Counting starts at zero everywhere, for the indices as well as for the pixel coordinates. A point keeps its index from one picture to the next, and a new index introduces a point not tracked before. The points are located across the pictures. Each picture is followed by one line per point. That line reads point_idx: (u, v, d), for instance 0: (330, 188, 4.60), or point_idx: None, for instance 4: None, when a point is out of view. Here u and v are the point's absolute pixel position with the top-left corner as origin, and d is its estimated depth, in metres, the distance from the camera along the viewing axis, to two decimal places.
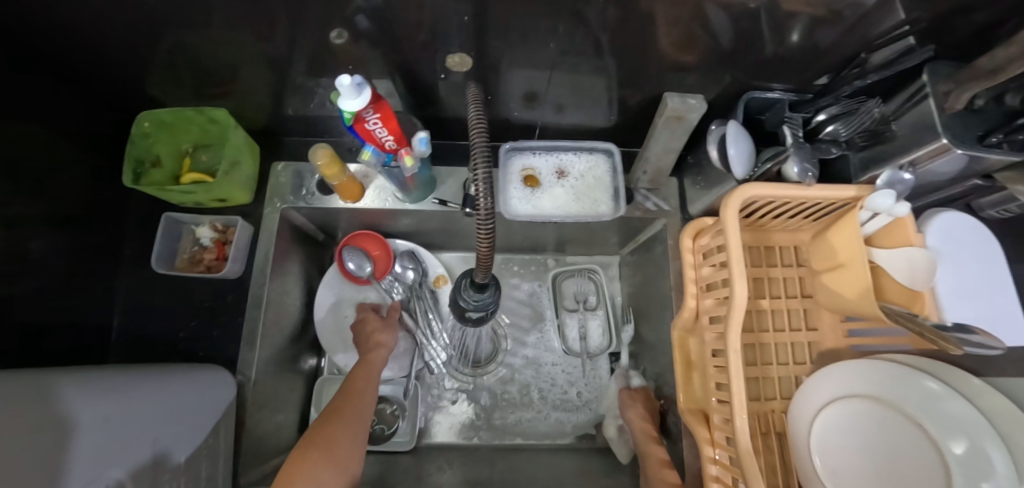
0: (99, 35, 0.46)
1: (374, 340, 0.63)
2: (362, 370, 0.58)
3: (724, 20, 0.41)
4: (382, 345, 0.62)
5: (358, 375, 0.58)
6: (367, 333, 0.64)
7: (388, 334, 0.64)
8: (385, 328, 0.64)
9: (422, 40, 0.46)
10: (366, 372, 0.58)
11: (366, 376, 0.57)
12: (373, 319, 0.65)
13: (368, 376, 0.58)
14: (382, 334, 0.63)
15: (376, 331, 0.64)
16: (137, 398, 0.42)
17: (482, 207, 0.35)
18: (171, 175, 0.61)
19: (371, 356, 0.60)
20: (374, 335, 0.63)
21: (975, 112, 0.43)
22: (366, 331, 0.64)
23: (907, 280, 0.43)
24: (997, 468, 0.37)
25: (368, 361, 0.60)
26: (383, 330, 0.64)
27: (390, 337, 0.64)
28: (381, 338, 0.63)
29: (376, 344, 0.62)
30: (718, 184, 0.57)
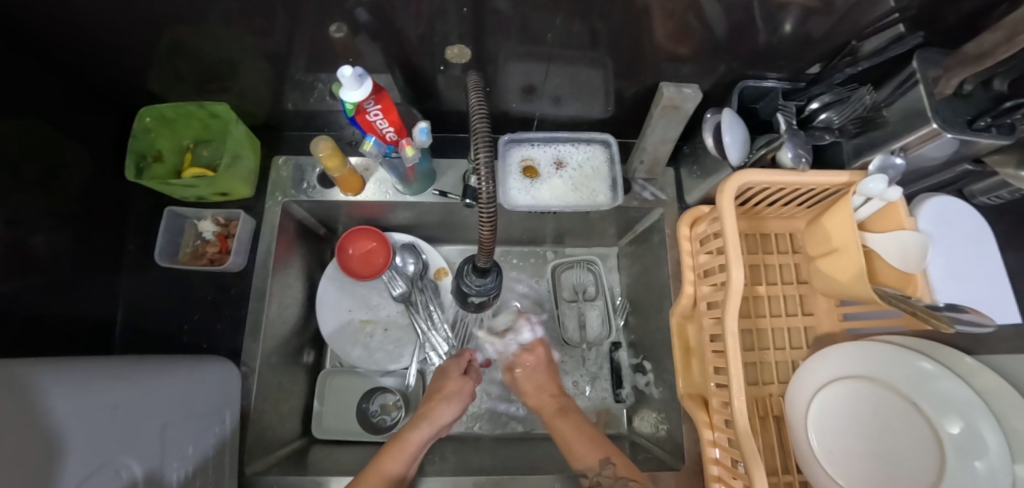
0: (101, 32, 0.46)
1: (426, 411, 0.57)
2: (388, 458, 0.51)
3: (718, 10, 0.42)
4: (428, 422, 0.56)
5: (378, 468, 0.50)
6: (438, 384, 0.61)
7: (444, 411, 0.58)
8: (445, 401, 0.59)
9: (421, 33, 0.46)
10: (392, 463, 0.51)
11: (387, 470, 0.50)
12: (454, 377, 0.61)
13: (392, 467, 0.50)
14: (438, 409, 0.57)
15: (436, 401, 0.59)
16: (147, 385, 0.42)
17: (483, 194, 0.36)
18: (172, 170, 0.61)
19: (409, 436, 0.54)
20: (433, 404, 0.58)
21: (964, 97, 0.44)
22: (435, 393, 0.60)
23: (901, 262, 0.44)
24: (991, 446, 0.37)
25: (404, 440, 0.53)
26: (444, 403, 0.58)
27: (443, 417, 0.57)
28: (441, 412, 0.58)
29: (425, 421, 0.56)
30: (715, 172, 0.58)
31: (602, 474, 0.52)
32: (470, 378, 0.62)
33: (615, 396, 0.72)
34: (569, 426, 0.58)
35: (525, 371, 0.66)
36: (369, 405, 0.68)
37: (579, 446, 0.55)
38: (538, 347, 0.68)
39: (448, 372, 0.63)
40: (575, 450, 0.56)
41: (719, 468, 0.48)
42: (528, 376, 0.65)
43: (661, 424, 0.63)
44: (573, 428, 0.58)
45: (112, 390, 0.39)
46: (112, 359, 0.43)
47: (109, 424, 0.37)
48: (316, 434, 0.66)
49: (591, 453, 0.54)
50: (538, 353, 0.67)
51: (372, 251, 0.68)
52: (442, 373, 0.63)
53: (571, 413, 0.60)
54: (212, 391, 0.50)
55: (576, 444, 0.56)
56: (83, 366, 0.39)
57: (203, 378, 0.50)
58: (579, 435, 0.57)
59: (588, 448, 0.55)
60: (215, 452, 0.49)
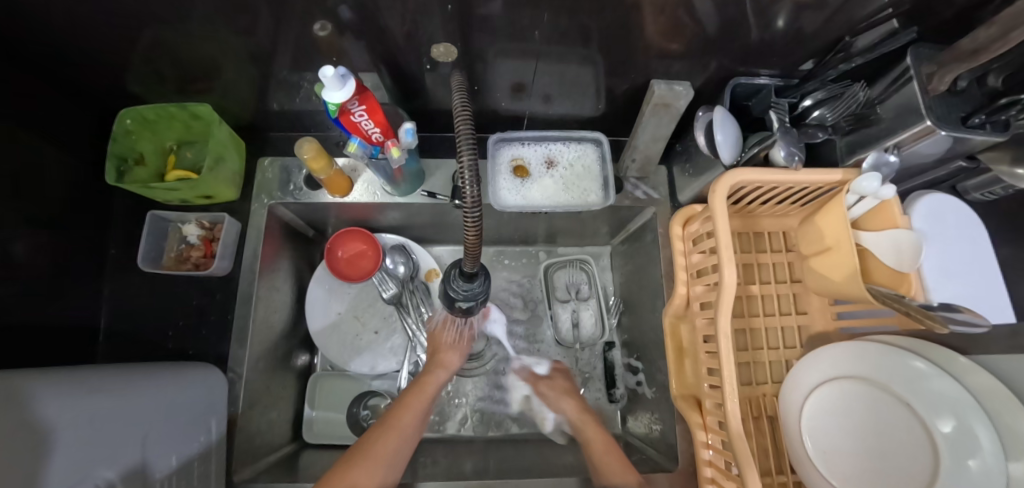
0: (76, 32, 0.45)
1: (438, 359, 0.63)
2: (413, 397, 0.58)
3: (709, 5, 0.41)
4: (442, 368, 0.62)
5: (406, 406, 0.57)
6: (437, 346, 0.65)
7: (453, 357, 0.63)
8: (451, 349, 0.64)
9: (406, 31, 0.45)
10: (416, 401, 0.58)
11: (413, 408, 0.57)
12: (451, 332, 0.65)
13: (418, 405, 0.58)
14: (448, 355, 0.63)
15: (443, 351, 0.64)
16: (128, 395, 0.41)
17: (469, 197, 0.35)
18: (155, 173, 0.60)
19: (427, 379, 0.61)
20: (441, 352, 0.64)
21: (958, 94, 0.43)
22: (438, 343, 0.65)
23: (894, 261, 0.43)
24: (984, 445, 0.37)
25: (423, 382, 0.60)
26: (450, 350, 0.64)
27: (454, 362, 0.63)
28: (448, 359, 0.63)
29: (438, 366, 0.62)
30: (707, 171, 0.57)
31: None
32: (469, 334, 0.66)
33: (609, 396, 0.71)
34: (601, 441, 0.58)
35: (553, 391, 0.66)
36: (360, 409, 0.66)
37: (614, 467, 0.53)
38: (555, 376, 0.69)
39: (446, 329, 0.65)
40: (607, 468, 0.53)
41: (713, 470, 0.48)
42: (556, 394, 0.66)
43: (654, 424, 0.63)
44: (604, 445, 0.57)
45: (91, 400, 0.38)
46: (93, 369, 0.42)
47: (89, 435, 0.36)
48: (307, 439, 0.65)
49: (627, 473, 0.52)
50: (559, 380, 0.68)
51: (361, 254, 0.67)
52: (437, 328, 0.66)
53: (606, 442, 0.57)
54: (197, 398, 0.49)
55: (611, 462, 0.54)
56: (62, 376, 0.38)
57: (188, 385, 0.49)
58: (613, 454, 0.55)
59: (625, 472, 0.52)
60: (200, 460, 0.48)
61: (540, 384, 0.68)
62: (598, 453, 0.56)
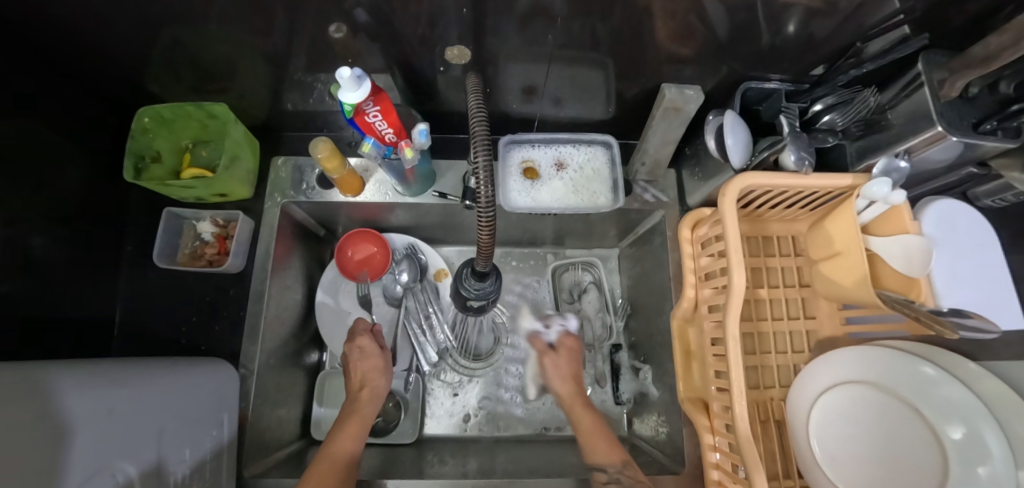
0: (98, 31, 0.46)
1: (370, 388, 0.60)
2: (352, 426, 0.55)
3: (722, 10, 0.41)
4: (373, 395, 0.59)
5: (343, 433, 0.54)
6: (360, 372, 0.61)
7: (380, 381, 0.61)
8: (379, 373, 0.61)
9: (420, 34, 0.46)
10: (358, 429, 0.55)
11: (355, 434, 0.54)
12: (372, 355, 0.62)
13: (360, 431, 0.54)
14: (376, 382, 0.60)
15: (371, 377, 0.61)
16: (144, 388, 0.42)
17: (483, 198, 0.35)
18: (171, 171, 0.61)
19: (363, 408, 0.57)
20: (369, 380, 0.60)
21: (970, 100, 0.43)
22: (359, 372, 0.61)
23: (904, 267, 0.43)
24: (993, 452, 0.37)
25: (359, 413, 0.57)
26: (379, 376, 0.61)
27: (381, 387, 0.60)
28: (377, 385, 0.60)
29: (370, 394, 0.59)
30: (716, 175, 0.57)
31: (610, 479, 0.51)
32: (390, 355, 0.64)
33: (615, 398, 0.72)
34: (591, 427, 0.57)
35: (553, 357, 0.64)
36: None
37: (597, 446, 0.55)
38: (567, 343, 0.66)
39: (368, 355, 0.62)
40: (595, 447, 0.55)
41: (720, 473, 0.48)
42: (557, 364, 0.64)
43: (661, 427, 0.63)
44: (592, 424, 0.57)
45: (106, 392, 0.38)
46: (108, 362, 0.43)
47: (106, 426, 0.37)
48: (315, 436, 0.66)
49: (612, 452, 0.54)
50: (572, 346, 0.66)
51: (371, 255, 0.68)
52: (357, 353, 0.62)
53: (596, 422, 0.58)
54: (209, 393, 0.50)
55: (592, 437, 0.56)
56: (82, 367, 0.39)
57: (201, 381, 0.50)
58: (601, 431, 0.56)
59: (607, 448, 0.54)
60: (212, 455, 0.49)
61: (545, 357, 0.65)
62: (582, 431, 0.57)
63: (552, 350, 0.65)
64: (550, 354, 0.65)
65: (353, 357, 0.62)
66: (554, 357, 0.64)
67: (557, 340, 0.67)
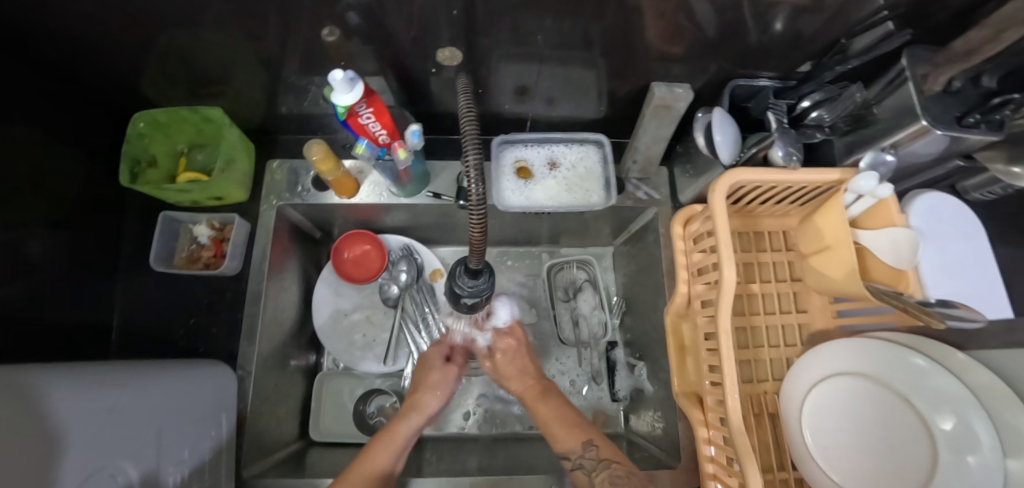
0: (93, 37, 0.46)
1: (415, 402, 0.60)
2: (380, 445, 0.52)
3: (709, 9, 0.42)
4: (418, 412, 0.59)
5: (372, 454, 0.51)
6: (420, 376, 0.63)
7: (431, 400, 0.61)
8: (432, 391, 0.62)
9: (413, 36, 0.46)
10: (383, 450, 0.52)
11: (379, 458, 0.51)
12: (437, 368, 0.64)
13: (385, 455, 0.51)
14: (425, 400, 0.60)
15: (422, 392, 0.61)
16: (142, 390, 0.43)
17: (474, 196, 0.36)
18: (167, 176, 0.62)
19: (398, 426, 0.56)
20: (419, 394, 0.61)
21: (953, 94, 0.44)
22: (418, 384, 0.63)
23: (892, 259, 0.44)
24: (983, 441, 0.38)
25: (394, 430, 0.55)
26: (429, 392, 0.61)
27: (431, 406, 0.60)
28: (428, 403, 0.60)
29: (416, 410, 0.59)
30: (707, 172, 0.58)
31: (576, 464, 0.52)
32: (452, 370, 0.64)
33: (612, 395, 0.72)
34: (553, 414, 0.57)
35: (504, 355, 0.65)
36: (366, 406, 0.68)
37: (561, 431, 0.55)
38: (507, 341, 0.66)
39: (432, 367, 0.64)
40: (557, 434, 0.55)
41: (715, 467, 0.48)
42: (508, 359, 0.65)
43: (657, 422, 0.63)
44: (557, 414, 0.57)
45: (104, 394, 0.39)
46: (106, 365, 0.43)
47: (103, 429, 0.37)
48: (314, 437, 0.66)
49: (573, 436, 0.54)
50: (515, 335, 0.67)
51: (366, 254, 0.69)
52: (425, 363, 0.64)
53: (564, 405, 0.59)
54: (207, 395, 0.50)
55: (557, 428, 0.56)
56: (80, 371, 0.39)
57: (199, 383, 0.50)
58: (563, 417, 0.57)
59: (566, 433, 0.55)
60: (211, 457, 0.49)
61: (489, 361, 0.65)
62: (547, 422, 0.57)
63: (502, 333, 0.67)
64: (493, 357, 0.65)
65: (421, 363, 0.65)
66: (506, 341, 0.66)
67: (493, 343, 0.67)
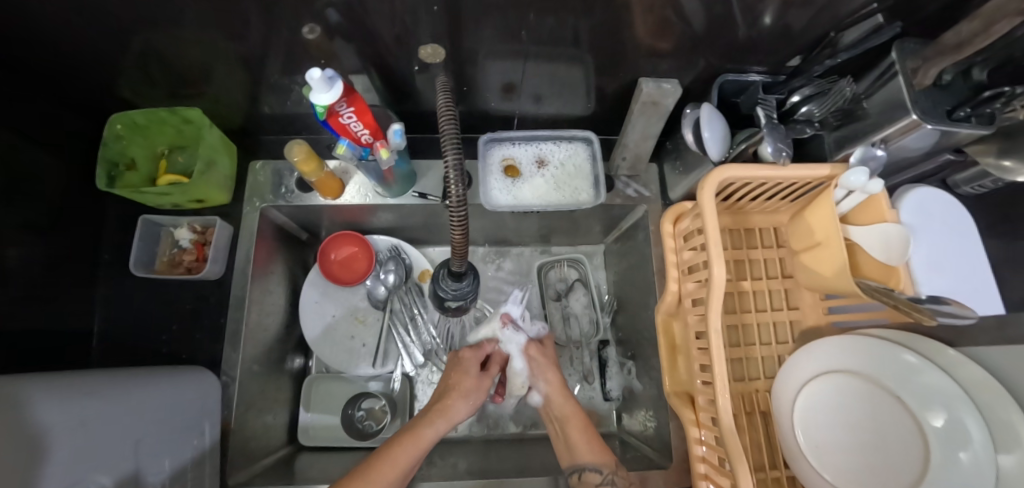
0: (65, 37, 0.45)
1: (443, 407, 0.57)
2: (404, 448, 0.51)
3: (695, 3, 0.41)
4: (445, 419, 0.56)
5: (394, 458, 0.49)
6: (447, 386, 0.60)
7: (461, 408, 0.58)
8: (462, 398, 0.59)
9: (394, 33, 0.45)
10: (406, 456, 0.50)
11: (400, 461, 0.49)
12: (468, 375, 0.61)
13: (407, 457, 0.50)
14: (455, 408, 0.57)
15: (453, 398, 0.58)
16: (119, 400, 0.41)
17: (453, 196, 0.35)
18: (147, 178, 0.61)
19: (424, 431, 0.54)
20: (450, 400, 0.58)
21: (942, 87, 0.43)
22: (450, 389, 0.60)
23: (883, 255, 0.43)
24: (974, 436, 0.37)
25: (419, 433, 0.53)
26: (460, 399, 0.58)
27: (458, 414, 0.57)
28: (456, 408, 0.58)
29: (439, 417, 0.56)
30: (696, 168, 0.58)
31: (605, 482, 0.51)
32: (487, 378, 0.62)
33: (604, 394, 0.72)
34: (578, 419, 0.58)
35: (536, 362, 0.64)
36: (355, 410, 0.66)
37: (583, 447, 0.55)
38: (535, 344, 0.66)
39: (466, 372, 0.61)
40: (578, 448, 0.55)
41: (706, 466, 0.47)
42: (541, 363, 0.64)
43: (649, 422, 0.63)
44: (580, 423, 0.58)
45: (80, 403, 0.38)
46: (83, 374, 0.42)
47: (81, 438, 0.36)
48: (303, 441, 0.65)
49: (599, 455, 0.54)
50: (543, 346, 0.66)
51: (353, 256, 0.68)
52: (458, 365, 0.62)
53: (576, 418, 0.59)
54: (189, 401, 0.49)
55: (582, 442, 0.56)
56: (54, 380, 0.38)
57: (181, 389, 0.49)
58: (589, 433, 0.57)
59: (597, 452, 0.54)
60: (194, 464, 0.48)
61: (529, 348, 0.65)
62: (571, 430, 0.58)
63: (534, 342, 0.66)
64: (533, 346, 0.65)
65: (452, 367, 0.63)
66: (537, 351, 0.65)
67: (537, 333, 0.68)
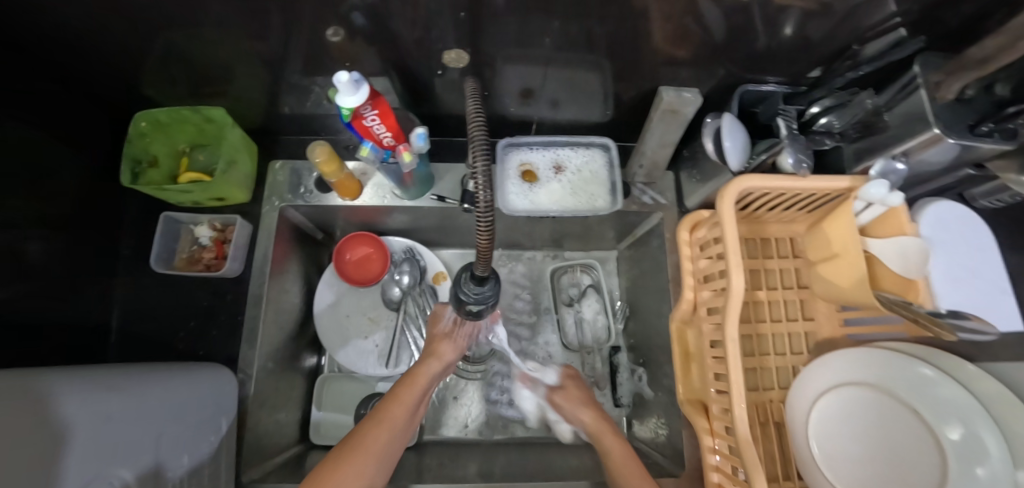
0: (93, 35, 0.46)
1: (432, 349, 0.58)
2: (403, 390, 0.53)
3: (718, 13, 0.42)
4: (436, 358, 0.57)
5: (397, 399, 0.52)
6: (431, 337, 0.60)
7: (448, 348, 0.59)
8: (450, 339, 0.59)
9: (418, 37, 0.46)
10: (407, 395, 0.52)
11: (405, 401, 0.52)
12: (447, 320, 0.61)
13: (411, 396, 0.53)
14: (443, 346, 0.58)
15: (440, 339, 0.59)
16: (138, 395, 0.42)
17: (482, 202, 0.34)
18: (168, 175, 0.61)
19: (419, 370, 0.56)
20: (437, 343, 0.59)
21: (965, 102, 0.43)
22: (436, 333, 0.60)
23: (901, 268, 0.43)
24: (992, 451, 0.37)
25: (416, 374, 0.55)
26: (447, 341, 0.59)
27: (449, 354, 0.59)
28: (441, 349, 0.58)
29: (431, 357, 0.57)
30: (713, 177, 0.58)
31: None
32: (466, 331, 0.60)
33: (615, 401, 0.71)
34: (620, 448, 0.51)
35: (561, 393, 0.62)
36: (366, 410, 0.66)
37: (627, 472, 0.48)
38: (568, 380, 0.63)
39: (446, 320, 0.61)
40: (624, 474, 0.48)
41: (720, 475, 0.48)
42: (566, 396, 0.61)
43: (660, 429, 0.63)
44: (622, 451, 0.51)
45: (101, 397, 0.38)
46: (104, 368, 0.42)
47: (102, 433, 0.36)
48: (314, 440, 0.66)
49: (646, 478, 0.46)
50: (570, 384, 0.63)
51: (368, 258, 0.68)
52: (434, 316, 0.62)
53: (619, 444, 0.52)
54: (207, 398, 0.50)
55: (627, 468, 0.48)
56: (77, 374, 0.39)
57: (198, 386, 0.49)
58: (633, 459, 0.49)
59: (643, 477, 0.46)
60: (210, 461, 0.49)
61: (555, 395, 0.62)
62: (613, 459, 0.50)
63: (558, 387, 0.63)
64: (557, 391, 0.62)
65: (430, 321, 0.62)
66: (562, 392, 0.62)
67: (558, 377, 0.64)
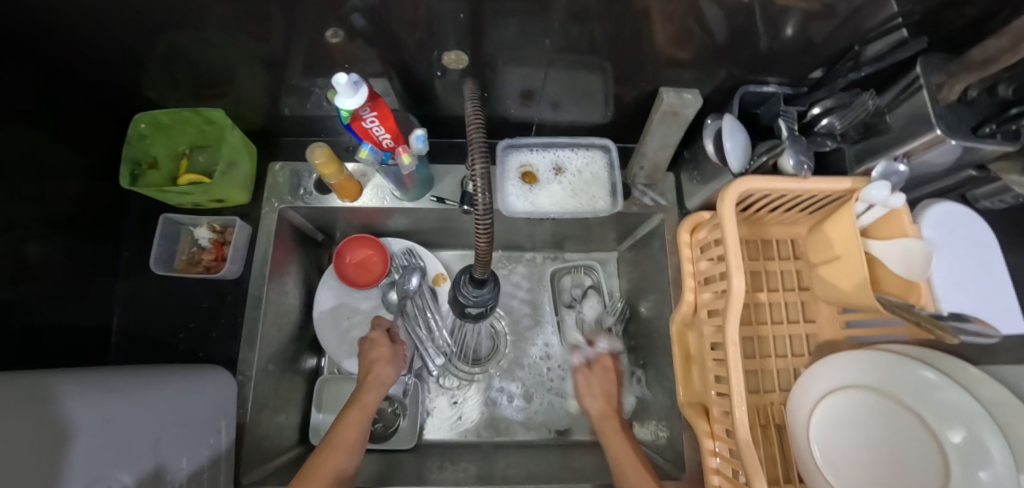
0: (93, 37, 0.45)
1: (373, 375, 0.60)
2: (353, 413, 0.55)
3: (720, 14, 0.41)
4: (379, 383, 0.59)
5: (347, 422, 0.54)
6: (369, 364, 0.62)
7: (388, 372, 0.61)
8: (389, 363, 0.62)
9: (417, 39, 0.46)
10: (357, 418, 0.54)
11: (354, 423, 0.54)
12: (382, 345, 0.64)
13: (360, 420, 0.54)
14: (382, 370, 0.61)
15: (379, 364, 0.61)
16: (136, 397, 0.42)
17: (480, 204, 0.35)
18: (167, 177, 0.61)
19: (366, 395, 0.57)
20: (375, 368, 0.61)
21: (968, 103, 0.43)
22: (371, 361, 0.62)
23: (904, 271, 0.43)
24: (995, 455, 0.37)
25: (361, 400, 0.57)
26: (385, 364, 0.61)
27: (389, 377, 0.61)
28: (382, 374, 0.60)
29: (374, 381, 0.59)
30: (715, 178, 0.57)
31: None
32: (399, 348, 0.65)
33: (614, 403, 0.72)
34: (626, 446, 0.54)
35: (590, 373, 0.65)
36: None
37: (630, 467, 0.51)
38: (605, 361, 0.66)
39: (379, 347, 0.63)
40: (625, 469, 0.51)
41: (720, 478, 0.47)
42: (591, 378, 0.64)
43: (661, 431, 0.63)
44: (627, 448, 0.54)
45: (101, 399, 0.38)
46: (103, 370, 0.42)
47: (102, 434, 0.36)
48: (313, 442, 0.65)
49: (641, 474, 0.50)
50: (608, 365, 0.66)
51: (368, 259, 0.68)
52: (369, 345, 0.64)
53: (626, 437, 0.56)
54: (207, 400, 0.50)
55: (622, 462, 0.52)
56: (75, 376, 0.39)
57: (197, 388, 0.49)
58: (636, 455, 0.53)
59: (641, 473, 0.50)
60: (210, 464, 0.49)
61: (579, 373, 0.65)
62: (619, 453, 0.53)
63: (588, 365, 0.66)
64: (583, 370, 0.65)
65: (366, 349, 0.64)
66: (589, 372, 0.65)
67: (593, 356, 0.67)
